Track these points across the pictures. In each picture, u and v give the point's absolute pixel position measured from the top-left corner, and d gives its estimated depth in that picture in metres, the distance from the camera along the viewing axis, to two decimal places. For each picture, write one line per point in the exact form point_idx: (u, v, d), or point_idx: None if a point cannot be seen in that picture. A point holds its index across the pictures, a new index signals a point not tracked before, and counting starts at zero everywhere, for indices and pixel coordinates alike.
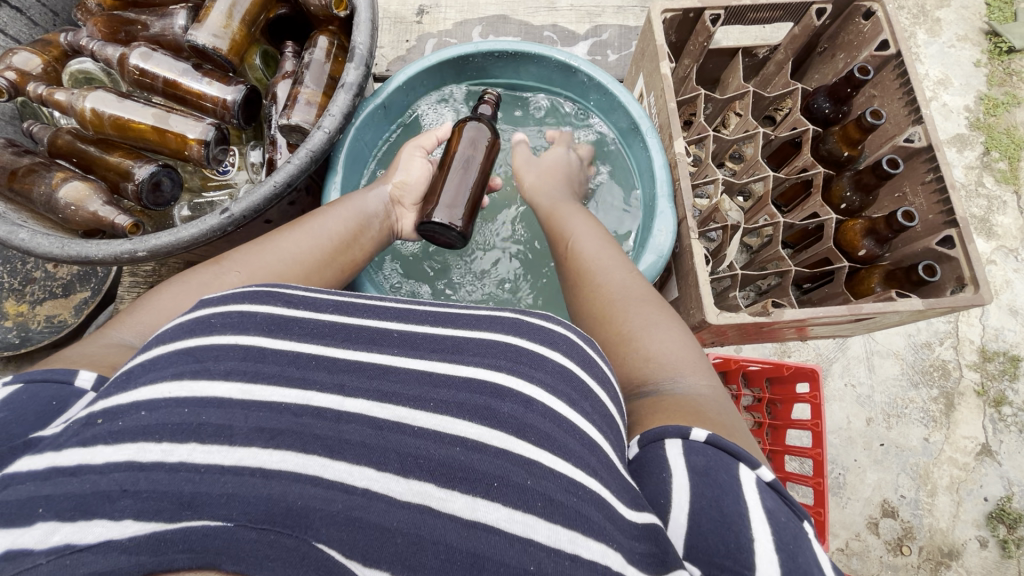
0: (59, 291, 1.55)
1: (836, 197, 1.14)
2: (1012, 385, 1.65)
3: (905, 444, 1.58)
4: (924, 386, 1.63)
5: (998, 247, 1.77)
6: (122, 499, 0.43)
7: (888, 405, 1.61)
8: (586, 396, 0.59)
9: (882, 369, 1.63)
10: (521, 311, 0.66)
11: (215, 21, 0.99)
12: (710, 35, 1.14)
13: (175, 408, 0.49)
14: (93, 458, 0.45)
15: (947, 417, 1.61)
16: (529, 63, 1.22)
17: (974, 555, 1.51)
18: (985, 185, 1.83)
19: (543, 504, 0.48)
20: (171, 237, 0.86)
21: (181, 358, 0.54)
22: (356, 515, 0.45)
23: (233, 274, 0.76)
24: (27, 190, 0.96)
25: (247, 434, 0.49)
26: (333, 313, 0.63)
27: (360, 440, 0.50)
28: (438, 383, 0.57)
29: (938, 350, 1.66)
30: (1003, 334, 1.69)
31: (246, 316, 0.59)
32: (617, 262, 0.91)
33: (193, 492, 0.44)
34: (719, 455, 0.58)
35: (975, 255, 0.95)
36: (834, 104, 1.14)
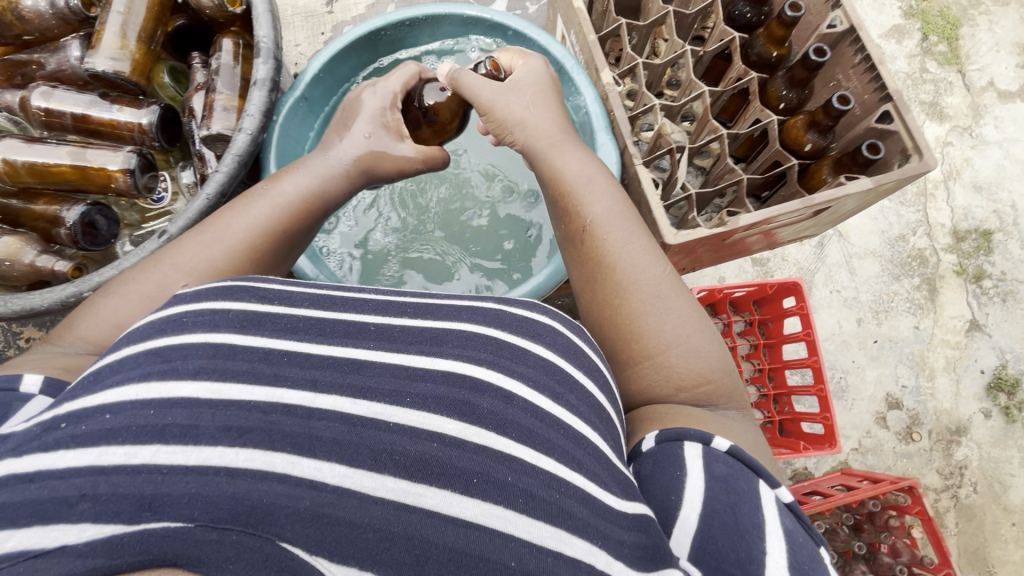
0: None
1: (773, 99, 1.15)
2: (988, 259, 1.68)
3: (898, 336, 1.61)
4: (905, 278, 1.66)
5: (953, 128, 1.78)
6: (80, 504, 0.40)
7: (874, 302, 1.64)
8: (572, 388, 0.59)
9: (863, 270, 1.66)
10: (503, 302, 0.66)
11: (110, 43, 0.96)
12: None
13: (140, 411, 0.47)
14: (54, 463, 0.43)
15: (932, 302, 1.64)
16: (442, 23, 1.20)
17: (980, 427, 1.55)
18: (929, 70, 1.84)
19: (526, 501, 0.48)
20: (113, 272, 0.84)
21: (151, 358, 0.52)
22: (323, 511, 0.43)
23: (179, 281, 0.72)
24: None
25: (213, 433, 0.46)
26: (309, 306, 0.61)
27: (332, 437, 0.48)
28: (415, 377, 0.55)
29: (913, 240, 1.68)
30: (972, 212, 1.71)
31: (219, 314, 0.57)
32: (635, 244, 0.80)
33: (154, 493, 0.41)
34: (738, 469, 0.61)
35: (913, 125, 0.98)
36: (755, 7, 1.13)
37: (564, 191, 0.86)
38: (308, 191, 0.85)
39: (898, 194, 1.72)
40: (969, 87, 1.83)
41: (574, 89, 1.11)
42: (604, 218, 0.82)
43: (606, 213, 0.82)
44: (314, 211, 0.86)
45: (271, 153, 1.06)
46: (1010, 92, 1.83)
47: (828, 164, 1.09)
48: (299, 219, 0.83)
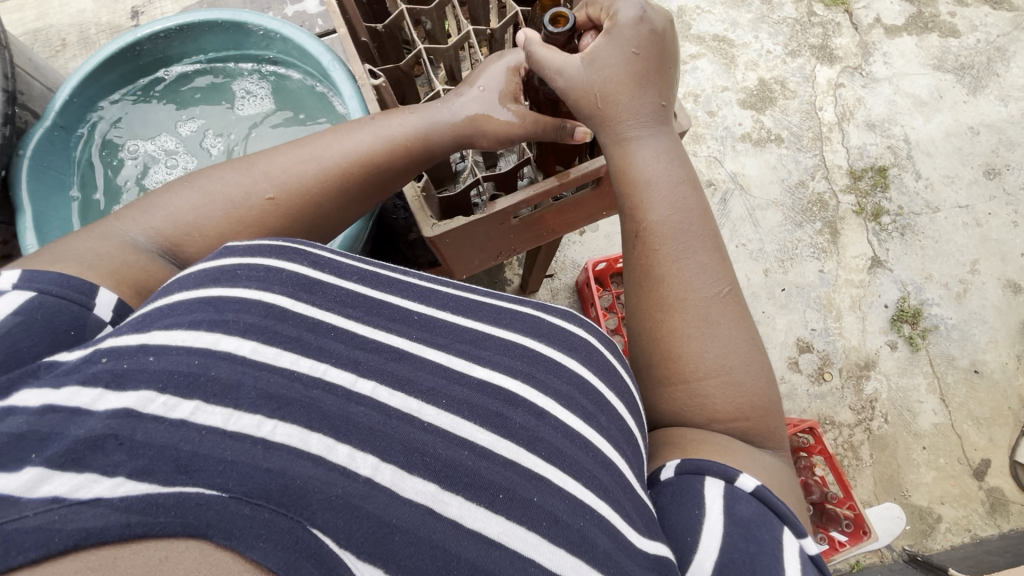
0: None
1: None
2: (885, 195, 1.71)
3: (804, 282, 1.64)
4: (807, 224, 1.68)
5: (844, 69, 1.80)
6: (117, 454, 0.38)
7: (780, 251, 1.66)
8: (602, 409, 0.59)
9: (766, 221, 1.68)
10: (540, 309, 0.66)
11: None
12: None
13: (186, 359, 0.44)
14: (95, 404, 0.40)
15: (835, 244, 1.67)
16: (203, 33, 1.15)
17: (888, 359, 1.60)
18: (816, 13, 1.85)
19: (549, 524, 0.46)
20: None
21: (204, 307, 0.49)
22: (356, 503, 0.41)
23: (263, 190, 0.68)
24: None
25: (254, 401, 0.43)
26: (357, 281, 0.59)
27: (368, 425, 0.46)
28: (452, 378, 0.53)
29: (812, 185, 1.71)
30: (867, 150, 1.74)
31: (272, 271, 0.55)
32: (696, 261, 0.69)
33: (192, 455, 0.38)
34: (761, 510, 0.58)
35: None
36: None
37: (632, 185, 0.72)
38: (410, 131, 0.76)
39: (795, 141, 1.74)
40: (857, 26, 1.84)
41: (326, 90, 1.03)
42: (658, 219, 0.71)
43: (679, 224, 0.70)
44: (413, 156, 0.76)
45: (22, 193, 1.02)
46: (897, 27, 1.85)
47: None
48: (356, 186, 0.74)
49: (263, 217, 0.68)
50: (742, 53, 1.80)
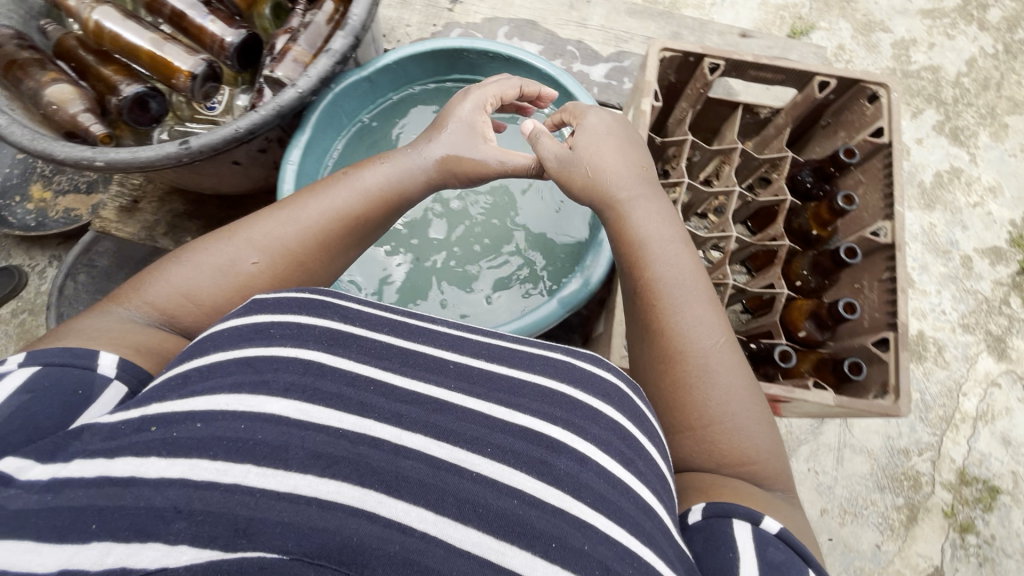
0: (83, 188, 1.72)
1: (792, 273, 1.15)
2: (984, 515, 1.57)
3: (854, 546, 1.52)
4: (890, 493, 1.56)
5: (1007, 371, 1.68)
6: (176, 522, 0.47)
7: (847, 502, 1.55)
8: (638, 454, 0.64)
9: (851, 465, 1.57)
10: (570, 355, 0.73)
11: None
12: (706, 82, 1.05)
13: (232, 423, 0.54)
14: (146, 470, 0.50)
15: (906, 529, 1.54)
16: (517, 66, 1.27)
17: None
18: (1010, 304, 1.74)
19: (600, 572, 0.51)
20: (131, 154, 1.01)
21: (243, 369, 0.60)
22: (413, 558, 0.48)
23: (250, 258, 0.81)
24: (19, 79, 1.12)
25: (303, 460, 0.53)
26: (388, 333, 0.70)
27: (417, 479, 0.54)
28: (497, 428, 0.61)
29: (915, 459, 1.59)
30: (988, 461, 1.61)
31: (304, 329, 0.65)
32: (695, 316, 0.81)
33: (249, 520, 0.47)
34: (792, 555, 0.62)
35: (904, 364, 0.92)
36: (816, 180, 1.14)
37: (638, 258, 0.86)
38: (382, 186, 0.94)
39: (921, 409, 1.63)
40: None
41: None
42: (663, 270, 0.84)
43: (672, 275, 0.84)
44: (391, 205, 0.95)
45: (313, 114, 1.17)
46: None
47: (811, 360, 1.07)
48: (345, 232, 0.90)
49: (257, 280, 0.81)
50: (917, 298, 1.73)
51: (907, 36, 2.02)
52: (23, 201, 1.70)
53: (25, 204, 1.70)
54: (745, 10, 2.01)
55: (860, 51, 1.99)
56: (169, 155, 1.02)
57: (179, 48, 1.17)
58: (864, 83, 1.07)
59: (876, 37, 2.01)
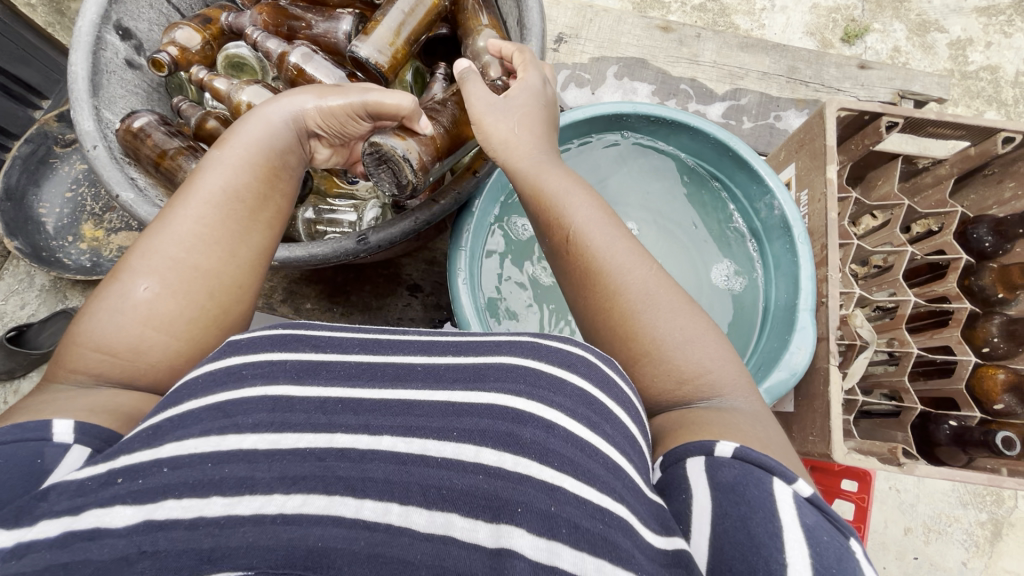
0: (134, 225, 1.68)
1: (978, 338, 1.02)
2: None
3: (941, 564, 1.49)
4: (973, 508, 1.53)
5: None
6: (141, 563, 0.38)
7: (931, 519, 1.50)
8: (607, 418, 0.53)
9: (933, 483, 1.53)
10: (540, 334, 0.62)
11: (381, 35, 0.82)
12: (879, 141, 0.99)
13: (199, 465, 0.44)
14: (110, 521, 0.40)
15: (990, 545, 1.50)
16: (683, 132, 1.10)
17: None
18: None
19: (569, 531, 0.43)
20: (303, 251, 0.81)
21: (212, 413, 0.49)
22: (378, 551, 0.41)
23: (142, 283, 0.61)
24: (173, 172, 0.84)
25: (269, 483, 0.44)
26: (359, 352, 0.60)
27: (382, 478, 0.46)
28: (459, 413, 0.52)
29: None
30: None
31: (275, 365, 0.55)
32: (619, 247, 0.69)
33: (213, 545, 0.39)
34: (747, 472, 0.49)
35: None
36: (997, 239, 1.01)
37: (547, 202, 0.75)
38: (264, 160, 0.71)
39: None
40: None
41: (789, 256, 0.99)
42: (584, 222, 0.71)
43: (586, 215, 0.72)
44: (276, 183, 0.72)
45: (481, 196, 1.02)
46: None
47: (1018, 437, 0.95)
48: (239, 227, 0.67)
49: (162, 308, 0.61)
50: None
51: (964, 35, 1.98)
52: (77, 240, 1.66)
53: (78, 244, 1.66)
54: (797, 14, 1.96)
55: (915, 53, 1.95)
56: (344, 251, 0.81)
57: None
58: None
59: (932, 38, 1.97)
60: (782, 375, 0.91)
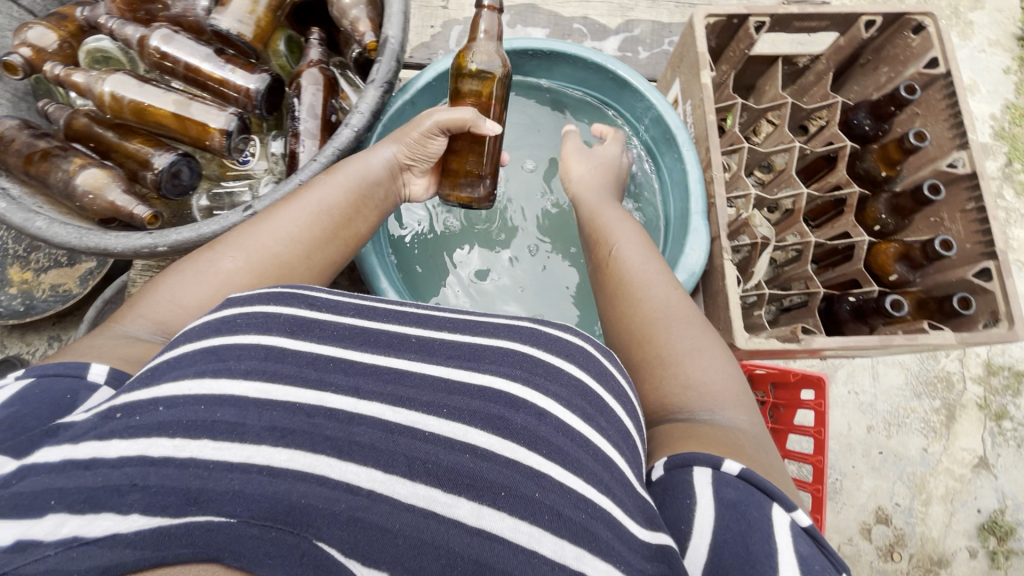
0: (64, 261, 1.53)
1: (869, 218, 1.04)
2: (1014, 400, 1.57)
3: (904, 453, 1.51)
4: (926, 397, 1.56)
5: (1015, 262, 1.65)
6: (132, 494, 0.41)
7: (889, 414, 1.54)
8: (602, 411, 0.57)
9: (886, 379, 1.56)
10: (537, 320, 0.65)
11: (239, 5, 0.84)
12: (752, 43, 1.01)
13: (192, 406, 0.47)
14: (106, 452, 0.44)
15: (947, 428, 1.54)
16: (564, 63, 1.11)
17: (962, 564, 1.46)
18: (1005, 197, 1.69)
19: (550, 518, 0.46)
20: (192, 232, 0.75)
21: (205, 357, 0.52)
22: (358, 515, 0.44)
23: (228, 257, 0.69)
24: (45, 174, 0.82)
25: (259, 432, 0.47)
26: (354, 316, 0.62)
27: (369, 442, 0.49)
28: (453, 390, 0.55)
29: (943, 361, 1.58)
30: (1010, 350, 1.60)
31: (270, 317, 0.57)
32: (652, 267, 0.82)
33: (200, 488, 0.42)
34: (750, 492, 0.52)
35: (1012, 289, 0.86)
36: (875, 122, 1.03)
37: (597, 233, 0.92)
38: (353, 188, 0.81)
39: None
40: None
41: (678, 164, 1.02)
42: (629, 251, 0.85)
43: (631, 248, 0.86)
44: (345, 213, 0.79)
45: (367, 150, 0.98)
46: None
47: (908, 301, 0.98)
48: (323, 242, 0.76)
49: (238, 280, 0.68)
50: None
51: None
52: (3, 285, 1.50)
53: (6, 289, 1.50)
54: None
55: None
56: (234, 226, 0.76)
57: (209, 104, 0.85)
58: (909, 14, 1.00)
59: None
60: (682, 277, 0.92)
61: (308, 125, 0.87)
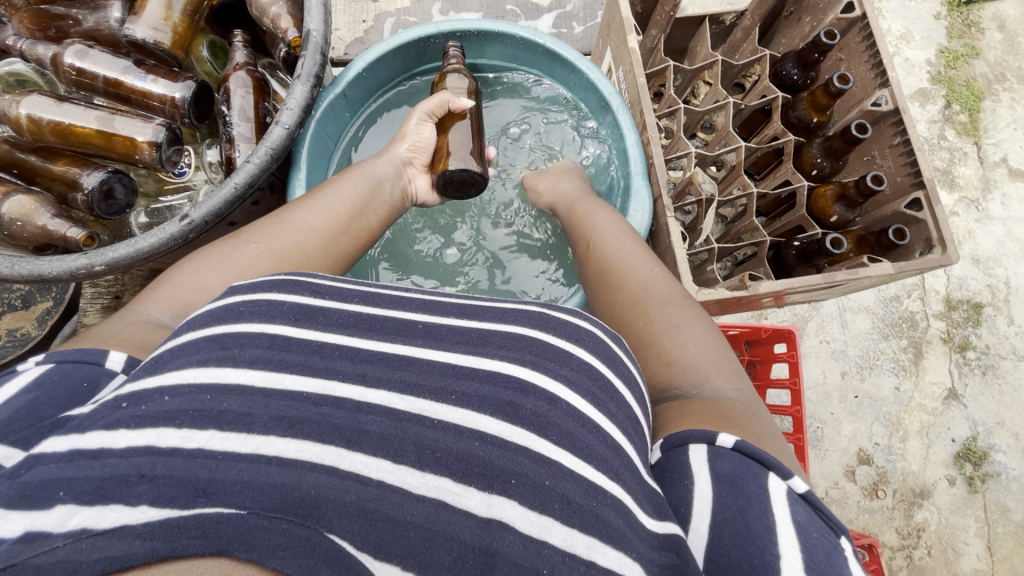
0: (18, 304, 1.48)
1: (806, 164, 1.07)
2: (975, 331, 1.63)
3: (878, 395, 1.56)
4: (894, 338, 1.60)
5: (961, 199, 1.71)
6: (140, 484, 0.38)
7: (861, 358, 1.58)
8: (611, 396, 0.54)
9: (855, 325, 1.60)
10: (546, 304, 0.61)
11: (152, 12, 0.82)
12: (676, 4, 1.02)
13: (196, 396, 0.44)
14: (115, 442, 0.40)
15: (916, 365, 1.59)
16: (493, 41, 1.10)
17: (943, 493, 1.52)
18: (947, 138, 1.75)
19: (561, 505, 0.44)
20: (128, 247, 0.73)
21: (211, 345, 0.49)
22: (369, 506, 0.41)
23: (252, 244, 0.69)
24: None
25: (266, 424, 0.44)
26: (359, 303, 0.58)
27: (377, 431, 0.46)
28: (461, 375, 0.52)
29: (906, 302, 1.63)
30: (966, 283, 1.66)
31: (273, 305, 0.54)
32: (637, 257, 0.81)
33: (209, 479, 0.39)
34: (746, 465, 0.52)
35: (942, 215, 0.89)
36: (802, 71, 1.05)
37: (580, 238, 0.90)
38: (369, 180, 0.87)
39: None
40: (984, 159, 1.74)
41: (617, 130, 1.02)
42: (611, 244, 0.84)
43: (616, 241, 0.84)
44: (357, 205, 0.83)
45: (303, 148, 0.96)
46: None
47: (850, 239, 1.01)
48: (339, 238, 0.77)
49: (261, 266, 0.68)
50: None
51: None
52: None
53: None
54: None
55: None
56: (172, 239, 0.74)
57: (134, 116, 0.83)
58: None
59: None
60: None
61: (241, 129, 0.86)
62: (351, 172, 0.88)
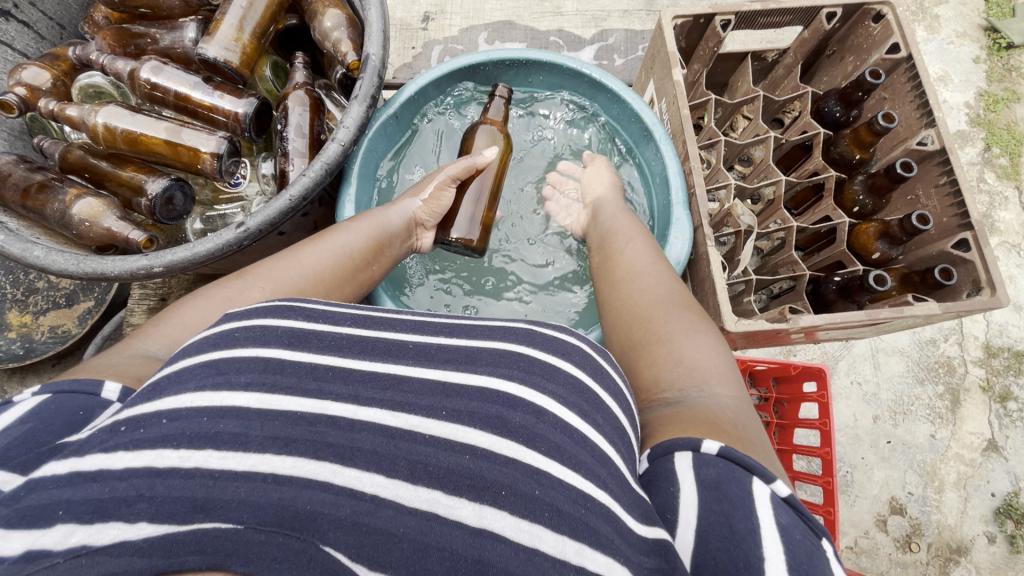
0: (62, 301, 1.53)
1: (847, 201, 1.06)
2: (1017, 380, 1.57)
3: (912, 442, 1.50)
4: (930, 383, 1.55)
5: (1001, 243, 1.67)
6: (137, 504, 0.39)
7: (894, 402, 1.53)
8: (598, 407, 0.53)
9: (888, 367, 1.55)
10: (532, 320, 0.61)
11: (226, 33, 0.87)
12: (720, 41, 1.05)
13: (195, 418, 0.44)
14: (114, 464, 0.40)
15: (953, 413, 1.53)
16: (540, 70, 1.14)
17: (982, 551, 1.44)
18: (987, 181, 1.72)
19: (551, 515, 0.43)
20: (187, 251, 0.76)
21: (207, 371, 0.48)
22: (363, 521, 0.41)
23: (256, 288, 0.71)
24: (41, 207, 0.84)
25: (261, 441, 0.44)
26: (351, 325, 0.58)
27: (371, 448, 0.46)
28: (451, 394, 0.51)
29: (944, 346, 1.58)
30: (1007, 330, 1.60)
31: (267, 330, 0.53)
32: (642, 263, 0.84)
33: (206, 496, 0.40)
34: (732, 469, 0.51)
35: (991, 257, 0.88)
36: (845, 108, 1.05)
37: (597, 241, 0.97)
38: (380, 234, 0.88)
39: None
40: None
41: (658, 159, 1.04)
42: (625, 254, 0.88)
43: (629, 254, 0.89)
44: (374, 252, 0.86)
45: (355, 164, 1.00)
46: None
47: (892, 276, 1.00)
48: (338, 282, 0.79)
49: None
50: None
51: None
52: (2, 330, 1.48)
53: (4, 334, 1.48)
54: None
55: None
56: (228, 244, 0.77)
57: (200, 129, 0.87)
58: (868, 5, 1.04)
59: None
60: (669, 266, 0.93)
61: (297, 144, 0.90)
62: (364, 218, 0.89)
